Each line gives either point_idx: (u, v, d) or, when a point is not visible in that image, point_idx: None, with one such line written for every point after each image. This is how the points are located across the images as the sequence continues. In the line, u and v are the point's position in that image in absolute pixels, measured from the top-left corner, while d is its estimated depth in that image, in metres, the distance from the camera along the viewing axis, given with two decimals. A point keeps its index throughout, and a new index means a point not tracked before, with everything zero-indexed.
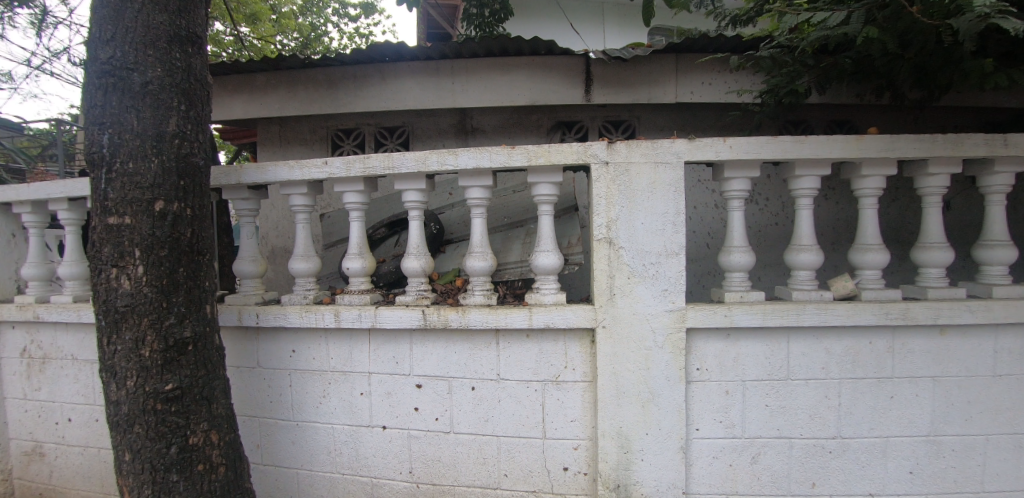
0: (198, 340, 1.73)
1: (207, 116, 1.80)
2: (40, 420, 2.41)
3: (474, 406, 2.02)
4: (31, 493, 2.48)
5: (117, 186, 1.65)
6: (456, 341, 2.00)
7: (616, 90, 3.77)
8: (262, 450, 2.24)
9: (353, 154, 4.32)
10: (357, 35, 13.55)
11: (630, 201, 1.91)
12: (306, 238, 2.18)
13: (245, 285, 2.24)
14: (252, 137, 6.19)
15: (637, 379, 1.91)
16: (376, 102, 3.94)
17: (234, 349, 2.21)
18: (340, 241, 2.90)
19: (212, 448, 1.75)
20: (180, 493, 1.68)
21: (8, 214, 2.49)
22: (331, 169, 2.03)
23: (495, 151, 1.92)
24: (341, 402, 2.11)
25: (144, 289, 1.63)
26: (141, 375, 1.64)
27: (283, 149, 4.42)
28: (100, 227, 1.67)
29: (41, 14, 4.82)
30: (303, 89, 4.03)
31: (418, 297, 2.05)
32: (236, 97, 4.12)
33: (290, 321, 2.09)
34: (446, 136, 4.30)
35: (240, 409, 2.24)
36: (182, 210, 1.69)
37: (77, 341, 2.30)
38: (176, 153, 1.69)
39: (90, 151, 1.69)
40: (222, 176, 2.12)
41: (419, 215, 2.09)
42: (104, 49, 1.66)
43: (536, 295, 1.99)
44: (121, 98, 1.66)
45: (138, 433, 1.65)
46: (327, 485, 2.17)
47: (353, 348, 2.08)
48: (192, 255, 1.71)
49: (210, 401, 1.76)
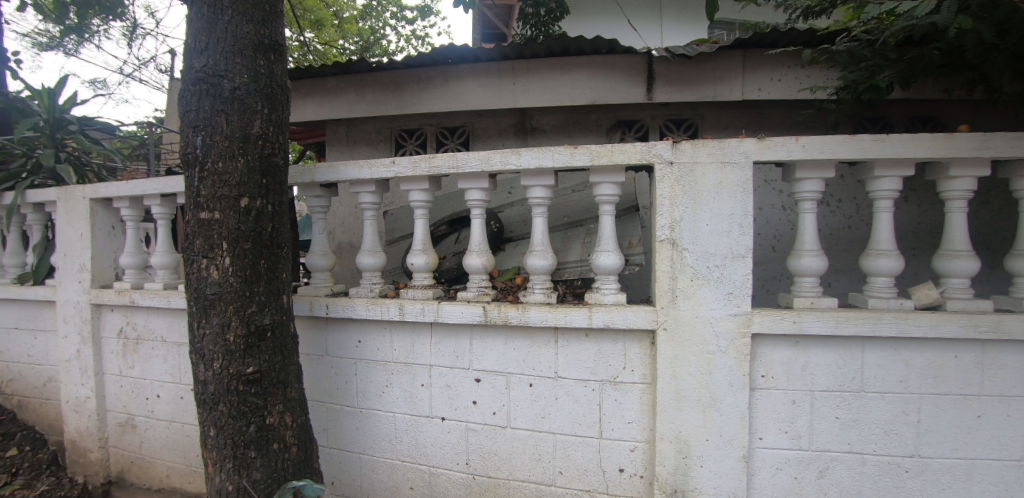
0: (276, 328, 1.84)
1: (286, 118, 1.91)
2: (132, 396, 2.64)
3: (531, 402, 2.04)
4: (124, 461, 2.73)
5: (208, 184, 1.77)
6: (516, 338, 2.03)
7: (678, 87, 3.68)
8: (329, 433, 2.36)
9: (415, 154, 4.48)
10: (413, 37, 13.99)
11: (695, 202, 1.87)
12: (374, 235, 2.28)
13: (316, 278, 2.38)
14: (317, 137, 6.52)
15: (699, 383, 1.87)
16: (437, 103, 4.06)
17: (305, 337, 2.34)
18: (402, 237, 3.02)
19: (286, 429, 1.87)
20: (258, 469, 1.80)
21: (109, 208, 2.75)
22: (398, 169, 2.10)
23: (558, 152, 1.93)
24: (403, 392, 2.20)
25: (230, 279, 1.74)
26: (226, 358, 1.75)
27: (348, 149, 4.64)
28: (192, 221, 1.80)
29: (133, 26, 5.28)
30: (368, 92, 4.21)
31: (480, 294, 2.09)
32: (307, 100, 4.37)
33: (358, 312, 2.19)
34: (505, 135, 4.36)
35: (310, 394, 2.38)
36: (264, 206, 1.80)
37: (166, 325, 2.50)
38: (260, 153, 1.80)
39: (185, 152, 1.82)
40: (297, 174, 2.25)
41: (481, 214, 2.14)
42: (199, 58, 1.79)
43: (596, 295, 1.99)
44: (212, 103, 1.78)
45: (222, 412, 1.77)
46: (388, 471, 2.26)
47: (416, 341, 2.16)
48: (271, 248, 1.83)
49: (285, 385, 1.87)
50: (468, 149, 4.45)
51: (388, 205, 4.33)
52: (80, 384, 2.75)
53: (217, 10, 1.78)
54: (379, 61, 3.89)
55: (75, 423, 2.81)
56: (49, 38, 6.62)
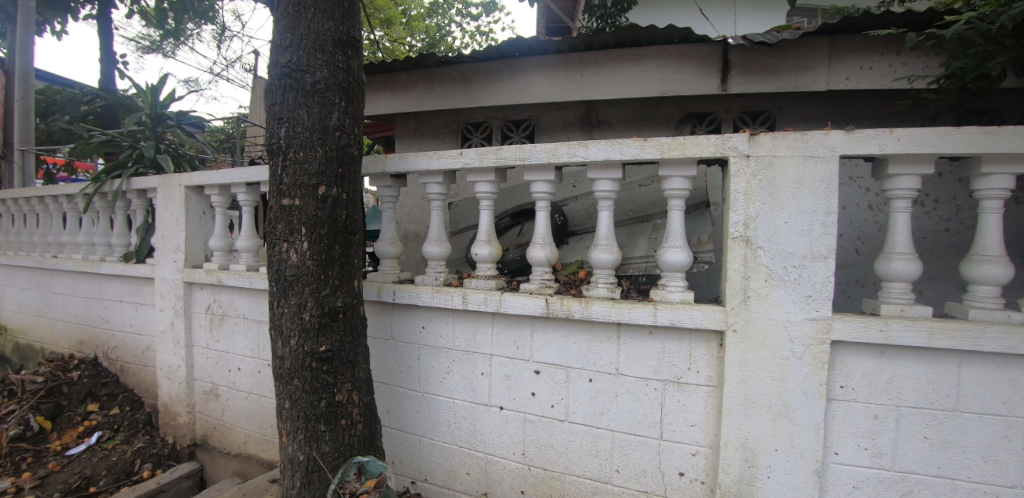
0: (347, 310, 1.93)
1: (361, 110, 1.99)
2: (217, 367, 2.87)
3: (591, 398, 2.03)
4: (207, 426, 2.98)
5: (289, 172, 1.87)
6: (578, 332, 2.02)
7: (755, 78, 3.51)
8: (391, 414, 2.46)
9: (481, 146, 4.57)
10: (477, 33, 14.21)
11: (772, 198, 1.77)
12: (440, 224, 2.35)
13: (385, 265, 2.48)
14: (383, 131, 6.79)
15: (770, 390, 1.77)
16: (503, 96, 4.12)
17: (373, 321, 2.45)
18: (467, 228, 3.09)
19: (353, 406, 1.96)
20: (327, 442, 1.90)
21: (201, 195, 2.99)
22: (465, 160, 2.15)
23: (627, 144, 1.90)
24: (463, 379, 2.25)
25: (307, 262, 1.84)
26: (301, 336, 1.85)
27: (417, 142, 4.82)
28: (275, 207, 1.90)
29: (223, 29, 5.72)
30: (438, 86, 4.34)
31: (542, 286, 2.10)
32: (378, 94, 4.56)
33: (423, 300, 2.26)
34: (572, 128, 4.37)
35: (376, 375, 2.48)
36: (339, 194, 1.89)
37: (248, 303, 2.70)
38: (337, 144, 1.89)
39: (270, 142, 1.93)
40: (369, 165, 2.35)
41: (546, 206, 2.14)
42: (284, 54, 1.89)
43: (662, 292, 1.95)
44: (295, 96, 1.88)
45: (297, 386, 1.88)
46: (446, 455, 2.33)
47: (477, 330, 2.20)
48: (345, 234, 1.92)
49: (354, 365, 1.97)
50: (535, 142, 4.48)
51: (455, 197, 4.48)
52: (172, 354, 3.03)
53: (301, 8, 1.88)
54: (449, 56, 3.99)
55: (167, 388, 3.10)
56: (152, 42, 7.31)
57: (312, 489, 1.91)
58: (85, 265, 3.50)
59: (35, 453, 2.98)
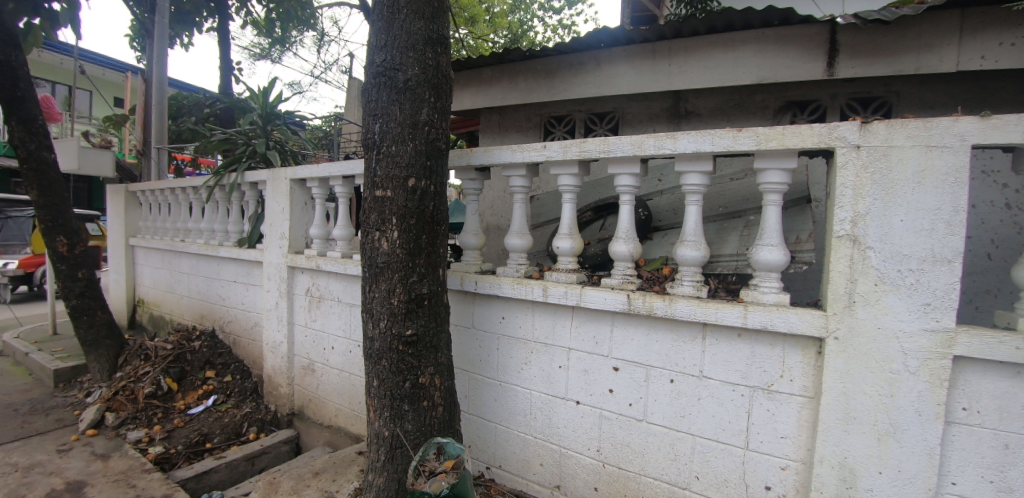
0: (432, 297, 2.02)
1: (449, 106, 2.07)
2: (313, 346, 3.13)
3: (671, 399, 1.97)
4: (303, 398, 3.26)
5: (383, 165, 1.98)
6: (660, 330, 1.97)
7: (870, 60, 3.19)
8: (469, 400, 2.55)
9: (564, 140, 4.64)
10: (559, 27, 14.12)
11: (886, 193, 1.60)
12: (522, 217, 2.39)
13: (468, 256, 2.57)
14: (467, 126, 6.98)
15: (875, 406, 1.61)
16: (587, 88, 4.09)
17: (455, 309, 2.54)
18: (548, 222, 3.12)
19: (435, 389, 2.05)
20: (410, 421, 2.01)
21: (303, 187, 3.26)
22: (549, 153, 2.16)
23: (719, 135, 1.82)
24: (540, 371, 2.28)
25: (397, 250, 1.94)
26: (390, 320, 1.96)
27: (501, 136, 4.97)
28: (369, 198, 2.03)
29: (324, 34, 6.18)
30: (522, 80, 4.41)
31: (624, 282, 2.07)
32: (465, 90, 4.73)
33: (503, 291, 2.31)
34: (658, 121, 4.24)
35: (456, 362, 2.59)
36: (428, 186, 1.98)
37: (342, 288, 2.91)
38: (426, 138, 1.97)
39: (366, 138, 2.05)
40: (455, 158, 2.43)
41: (631, 200, 2.13)
42: (379, 54, 2.00)
43: (753, 293, 1.84)
44: (388, 93, 1.98)
45: (384, 367, 1.99)
46: (521, 444, 2.37)
47: (556, 323, 2.22)
48: (432, 224, 2.00)
49: (437, 350, 2.06)
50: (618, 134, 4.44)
51: (537, 190, 4.61)
52: (276, 330, 3.35)
53: (395, 9, 1.97)
54: (534, 50, 4.05)
55: (271, 361, 3.44)
56: (264, 49, 8.10)
57: (395, 463, 2.03)
58: (207, 249, 3.96)
59: (164, 410, 3.43)
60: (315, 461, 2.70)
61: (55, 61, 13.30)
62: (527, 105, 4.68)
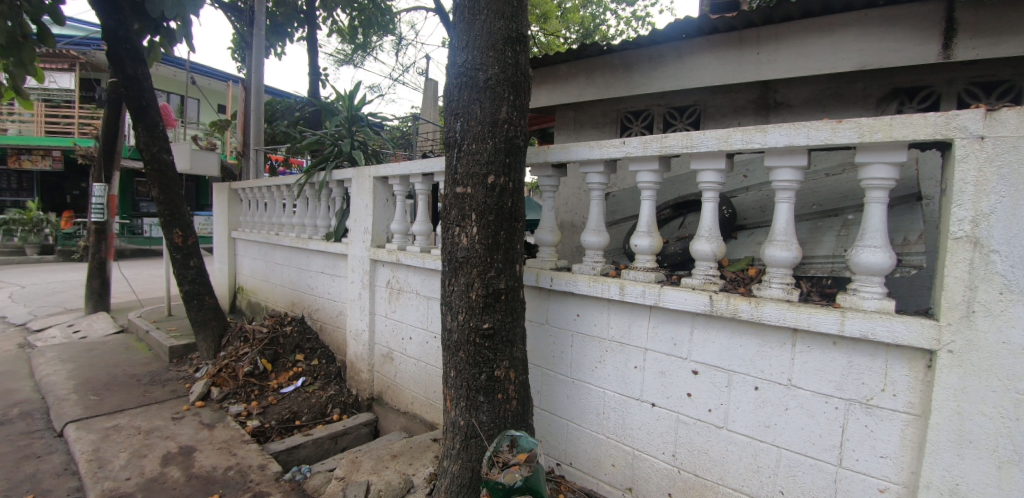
0: (509, 292, 2.06)
1: (527, 103, 2.09)
2: (393, 335, 3.29)
3: (755, 407, 1.88)
4: (382, 384, 3.44)
5: (463, 162, 2.03)
6: (745, 334, 1.88)
7: (993, 41, 2.99)
8: (542, 396, 2.60)
9: (642, 135, 4.78)
10: (634, 19, 13.73)
11: (1017, 190, 1.41)
12: (599, 214, 2.42)
13: (544, 252, 2.62)
14: (541, 124, 6.97)
15: (998, 430, 1.43)
16: (666, 81, 4.20)
17: (530, 305, 2.60)
18: (624, 220, 3.26)
19: (510, 383, 2.09)
20: (485, 412, 2.06)
21: (385, 184, 3.44)
22: (628, 149, 2.19)
23: (816, 127, 1.70)
24: (615, 370, 2.28)
25: (476, 246, 2.00)
26: (468, 313, 2.02)
27: (578, 132, 5.23)
28: (449, 194, 2.09)
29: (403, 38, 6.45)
30: (600, 75, 4.60)
31: (706, 282, 2.02)
32: (541, 87, 5.00)
33: (580, 288, 2.34)
34: (744, 113, 4.27)
35: (530, 358, 2.64)
36: (506, 183, 2.01)
37: (420, 281, 3.04)
38: (505, 136, 2.01)
39: (447, 136, 2.11)
40: (533, 155, 2.51)
41: (715, 196, 2.07)
42: (461, 55, 2.06)
43: (852, 298, 1.70)
44: (468, 93, 2.03)
45: (462, 359, 2.06)
46: (593, 443, 2.39)
47: (633, 323, 2.20)
48: (510, 220, 2.04)
49: (512, 344, 2.10)
50: (700, 128, 4.53)
51: (614, 187, 4.84)
52: (359, 319, 3.56)
53: (476, 10, 2.02)
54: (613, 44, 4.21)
55: (353, 348, 3.66)
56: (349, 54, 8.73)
57: (470, 453, 2.09)
58: (298, 241, 4.28)
59: (260, 387, 3.75)
60: (393, 445, 2.84)
61: (171, 75, 14.97)
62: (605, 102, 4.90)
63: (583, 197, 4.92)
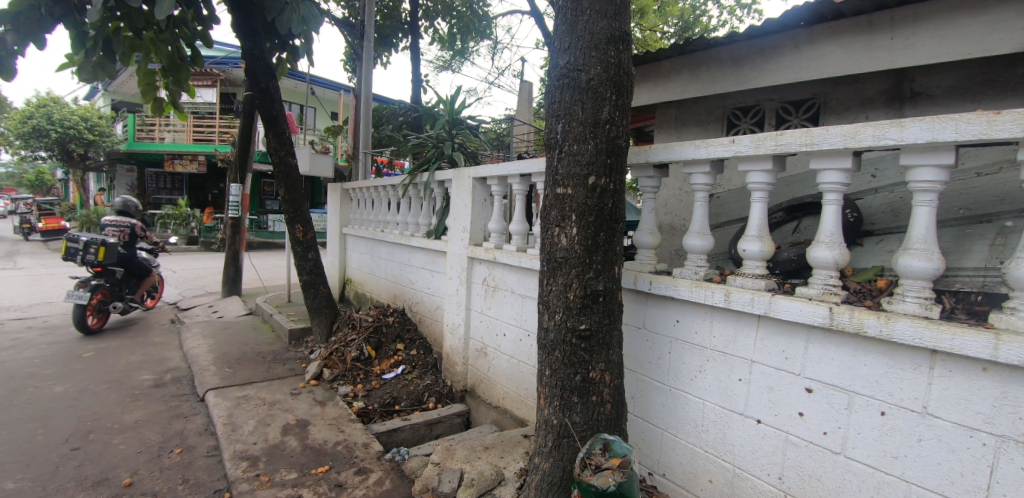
0: (607, 294, 2.05)
1: (629, 102, 2.05)
2: (488, 330, 3.41)
3: (879, 435, 1.69)
4: (475, 377, 3.57)
5: (564, 163, 2.05)
6: (870, 352, 1.70)
7: None
8: (636, 401, 2.57)
9: (751, 132, 4.65)
10: (739, 6, 12.87)
11: None
12: (704, 217, 2.35)
13: (642, 255, 2.59)
14: (639, 122, 6.72)
15: None
16: (781, 73, 4.01)
17: (628, 308, 2.58)
18: (728, 223, 3.29)
19: (605, 386, 2.08)
20: (579, 413, 2.07)
21: (484, 184, 3.57)
22: (738, 148, 2.08)
23: (966, 120, 1.47)
24: (717, 381, 2.18)
25: (575, 246, 2.01)
26: (565, 313, 2.04)
27: (680, 130, 5.18)
28: (550, 195, 2.11)
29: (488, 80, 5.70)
30: (706, 70, 4.52)
31: (825, 293, 1.85)
32: (642, 85, 4.99)
33: (681, 293, 2.28)
34: (874, 105, 3.97)
35: (626, 362, 2.63)
36: (607, 184, 2.00)
37: (516, 280, 3.11)
38: (607, 136, 1.99)
39: (549, 138, 2.14)
40: (634, 156, 2.50)
41: (838, 199, 1.88)
42: (563, 56, 2.07)
43: (1008, 319, 1.46)
44: (570, 94, 2.04)
45: (558, 358, 2.08)
46: (689, 455, 2.31)
47: (738, 332, 2.09)
48: (610, 222, 2.02)
49: (608, 347, 2.08)
50: (818, 123, 4.28)
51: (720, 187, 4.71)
52: (455, 314, 3.73)
53: (579, 12, 2.02)
54: (720, 38, 4.13)
55: (449, 341, 3.84)
56: (449, 57, 9.39)
57: (562, 452, 2.11)
58: (402, 238, 4.59)
59: (365, 371, 4.09)
60: (485, 437, 2.95)
61: (293, 86, 16.75)
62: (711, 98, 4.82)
63: (684, 198, 4.81)
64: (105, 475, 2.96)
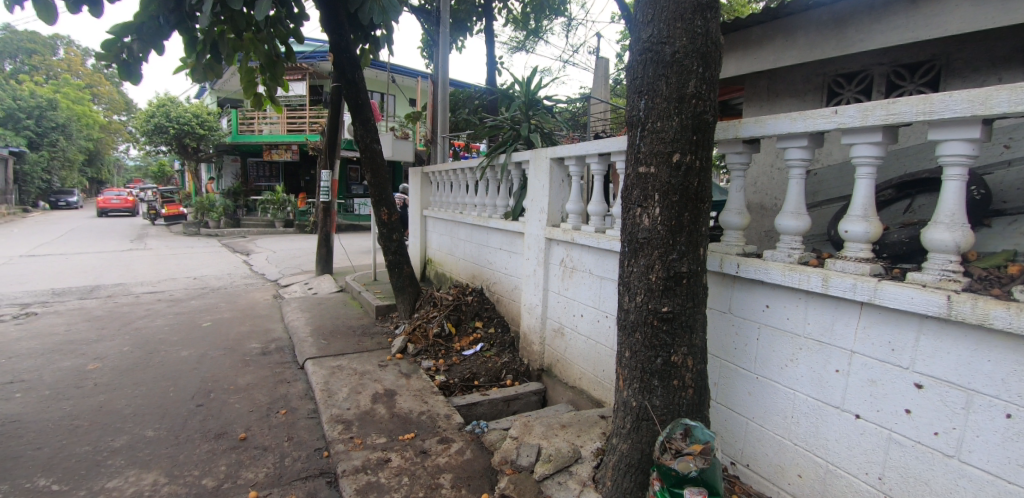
0: (691, 276, 1.98)
1: (718, 75, 1.94)
2: (565, 311, 3.43)
3: (1004, 440, 1.50)
4: (552, 357, 3.62)
5: (647, 141, 1.98)
6: (996, 347, 1.50)
7: None
8: (719, 388, 2.49)
9: (856, 101, 4.21)
10: None
11: None
12: (800, 195, 2.18)
13: (729, 236, 2.47)
14: (726, 95, 6.31)
15: None
16: (892, 34, 3.59)
17: (712, 292, 2.49)
18: (827, 203, 3.03)
19: (687, 371, 2.03)
20: (659, 396, 2.04)
21: (562, 164, 3.55)
22: (841, 119, 1.89)
23: None
24: (810, 372, 2.05)
25: (658, 227, 1.96)
26: (647, 295, 2.00)
27: (772, 103, 4.82)
28: (632, 175, 2.06)
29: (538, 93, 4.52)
30: (804, 36, 4.15)
31: (943, 279, 1.65)
32: (730, 55, 4.70)
33: (772, 277, 2.15)
34: (1009, 65, 3.47)
35: (710, 347, 2.54)
36: (693, 162, 1.92)
37: (594, 261, 3.10)
38: (693, 111, 1.90)
39: (631, 116, 2.07)
40: (721, 131, 2.36)
41: (962, 174, 1.66)
42: (645, 29, 1.98)
43: None
44: (653, 68, 1.95)
45: (638, 341, 2.05)
46: (776, 447, 2.21)
47: (836, 320, 1.94)
48: (696, 201, 1.94)
49: (691, 330, 2.02)
50: (937, 89, 3.85)
51: (819, 163, 4.35)
52: (532, 294, 3.79)
53: None
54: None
55: (526, 320, 3.92)
56: (523, 37, 9.36)
57: (640, 435, 2.09)
58: (480, 220, 4.71)
59: (446, 348, 4.30)
60: (562, 415, 3.00)
61: (374, 75, 17.58)
62: (810, 65, 4.42)
63: (776, 175, 4.49)
64: (225, 429, 3.39)
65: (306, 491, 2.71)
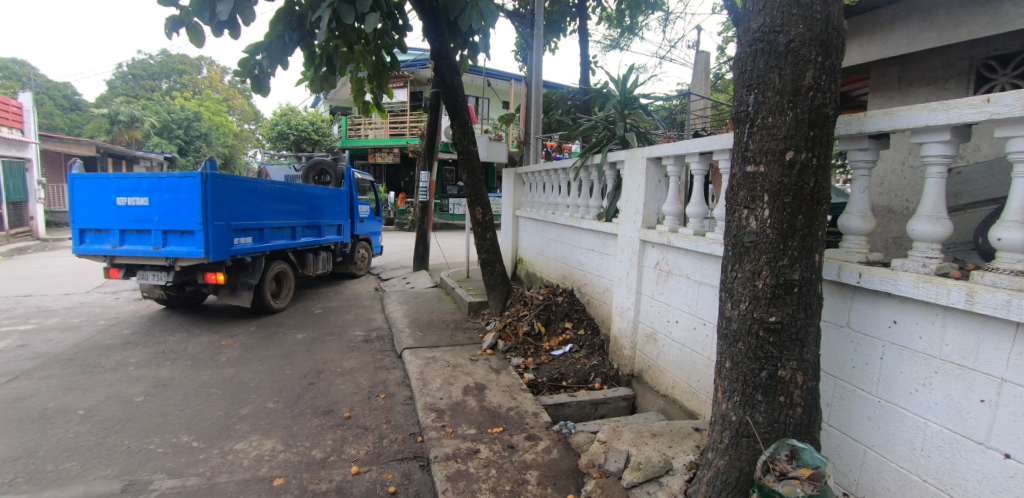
0: (804, 284, 1.82)
1: (840, 65, 1.77)
2: (658, 316, 3.33)
3: None
4: (643, 363, 3.53)
5: (756, 138, 1.85)
6: None
7: None
8: (833, 410, 2.27)
9: (1013, 86, 3.59)
10: None
11: None
12: (940, 197, 1.91)
13: (850, 242, 2.23)
14: (848, 85, 5.70)
15: None
16: None
17: (827, 303, 2.27)
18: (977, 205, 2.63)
19: (796, 387, 1.87)
20: (762, 413, 1.90)
21: (660, 164, 3.45)
22: (994, 109, 1.63)
23: None
24: (947, 399, 1.79)
25: (767, 230, 1.83)
26: (752, 302, 1.88)
27: (904, 93, 4.27)
28: (739, 174, 1.94)
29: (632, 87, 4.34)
30: (945, 15, 3.63)
31: None
32: (853, 41, 4.24)
33: (902, 289, 1.91)
34: None
35: (822, 364, 2.32)
36: (809, 159, 1.76)
37: (692, 264, 2.96)
38: (811, 104, 1.75)
39: (738, 111, 1.95)
40: (843, 126, 2.14)
41: None
42: (756, 19, 1.85)
43: None
44: (766, 60, 1.82)
45: (740, 351, 1.93)
46: (901, 482, 1.96)
47: (983, 343, 1.68)
48: (811, 203, 1.78)
49: (803, 344, 1.86)
50: None
51: (967, 160, 3.76)
52: (625, 297, 3.72)
53: None
54: None
55: (617, 324, 3.85)
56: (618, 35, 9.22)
57: (740, 451, 1.97)
58: (572, 220, 4.72)
59: (535, 346, 4.37)
60: (653, 424, 2.91)
61: (470, 80, 18.38)
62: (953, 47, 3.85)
63: (909, 175, 3.97)
64: (332, 407, 3.75)
65: (402, 472, 2.91)
